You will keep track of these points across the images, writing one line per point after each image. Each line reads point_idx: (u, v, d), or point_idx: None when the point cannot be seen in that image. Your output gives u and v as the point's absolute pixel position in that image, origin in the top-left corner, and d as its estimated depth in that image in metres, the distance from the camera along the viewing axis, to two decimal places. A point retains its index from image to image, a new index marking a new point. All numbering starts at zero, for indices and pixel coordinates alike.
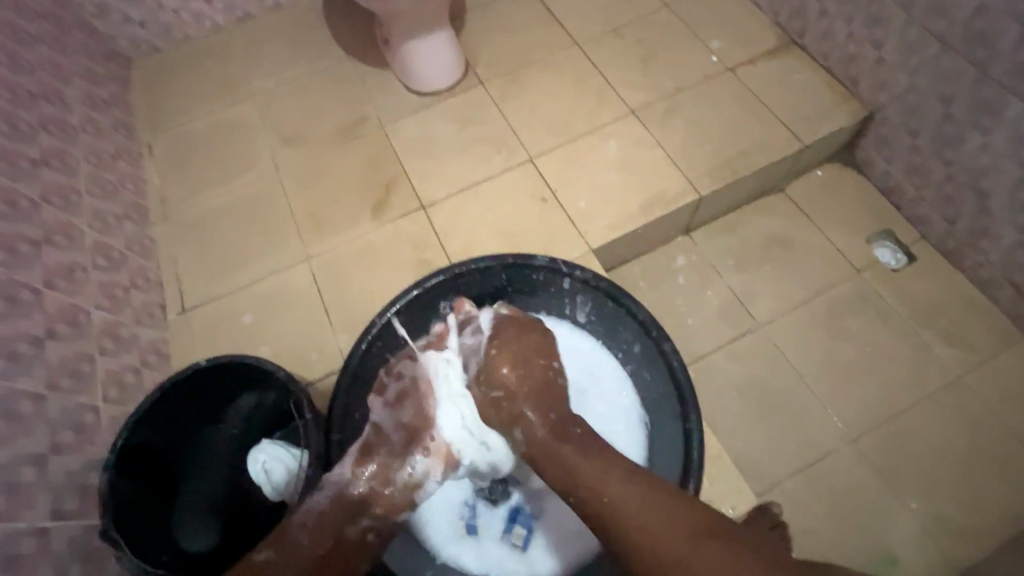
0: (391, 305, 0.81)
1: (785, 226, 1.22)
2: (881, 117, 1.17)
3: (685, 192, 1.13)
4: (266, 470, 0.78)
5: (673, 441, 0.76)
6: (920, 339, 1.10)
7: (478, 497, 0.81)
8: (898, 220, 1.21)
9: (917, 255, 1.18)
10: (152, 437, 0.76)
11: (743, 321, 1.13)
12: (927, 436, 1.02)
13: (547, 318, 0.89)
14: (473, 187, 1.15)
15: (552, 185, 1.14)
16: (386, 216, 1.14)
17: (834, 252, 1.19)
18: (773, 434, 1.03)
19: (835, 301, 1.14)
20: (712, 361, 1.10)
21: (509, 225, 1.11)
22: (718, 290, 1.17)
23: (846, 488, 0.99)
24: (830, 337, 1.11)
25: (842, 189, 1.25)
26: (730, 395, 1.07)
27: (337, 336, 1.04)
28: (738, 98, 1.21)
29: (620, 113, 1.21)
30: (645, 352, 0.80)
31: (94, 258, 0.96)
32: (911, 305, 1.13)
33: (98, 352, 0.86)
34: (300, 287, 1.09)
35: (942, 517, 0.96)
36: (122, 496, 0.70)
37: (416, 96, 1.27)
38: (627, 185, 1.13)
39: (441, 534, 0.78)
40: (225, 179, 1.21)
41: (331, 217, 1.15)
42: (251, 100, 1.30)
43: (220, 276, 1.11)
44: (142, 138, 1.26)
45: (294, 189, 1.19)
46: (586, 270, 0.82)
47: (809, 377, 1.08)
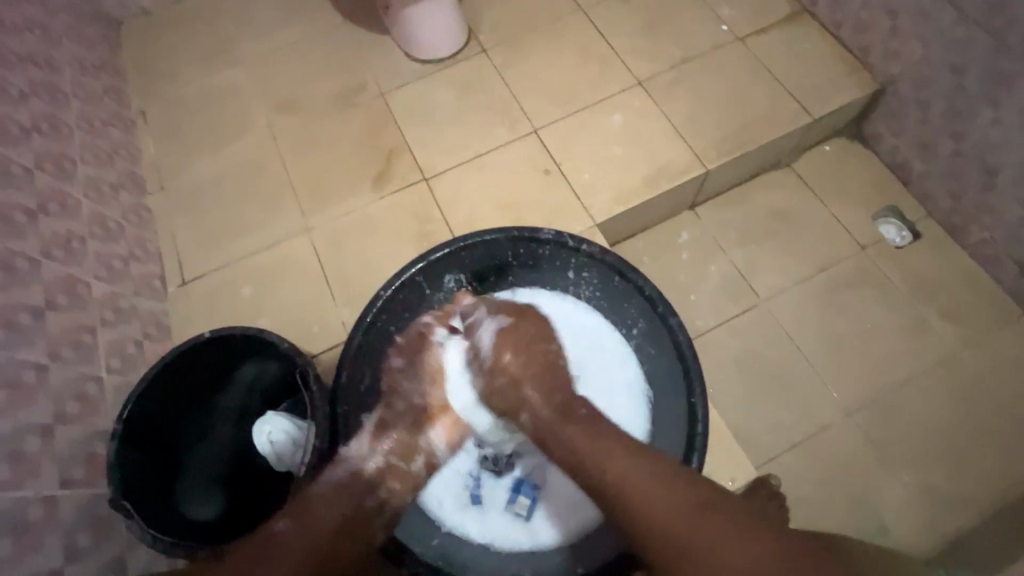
0: (395, 278, 0.79)
1: (791, 201, 1.21)
2: (892, 90, 1.14)
3: (690, 166, 1.11)
4: (272, 441, 0.78)
5: (675, 413, 0.77)
6: (921, 316, 1.11)
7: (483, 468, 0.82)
8: (903, 196, 1.20)
9: (921, 232, 1.17)
10: (157, 409, 0.76)
11: (745, 297, 1.13)
12: (923, 411, 1.03)
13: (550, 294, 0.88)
14: (476, 158, 1.13)
15: (556, 157, 1.12)
16: (387, 187, 1.12)
17: (838, 228, 1.18)
18: (772, 408, 1.04)
19: (837, 278, 1.14)
20: (714, 336, 1.11)
21: (512, 197, 1.09)
22: (721, 265, 1.16)
23: (842, 461, 1.00)
24: (832, 313, 1.11)
25: (849, 164, 1.23)
26: (730, 369, 1.08)
27: (339, 308, 1.03)
28: (747, 68, 1.18)
29: (626, 83, 1.18)
30: (649, 328, 0.81)
31: (91, 228, 0.94)
32: (913, 282, 1.13)
33: (98, 323, 0.85)
34: (300, 259, 1.08)
35: (933, 489, 0.98)
36: (129, 465, 0.71)
37: (416, 63, 1.23)
38: (632, 157, 1.11)
39: (448, 502, 0.80)
40: (220, 148, 1.18)
41: (330, 187, 1.13)
42: (245, 65, 1.26)
43: (219, 248, 1.09)
44: (134, 105, 1.22)
45: (291, 158, 1.16)
46: (593, 244, 0.81)
47: (809, 352, 1.09)
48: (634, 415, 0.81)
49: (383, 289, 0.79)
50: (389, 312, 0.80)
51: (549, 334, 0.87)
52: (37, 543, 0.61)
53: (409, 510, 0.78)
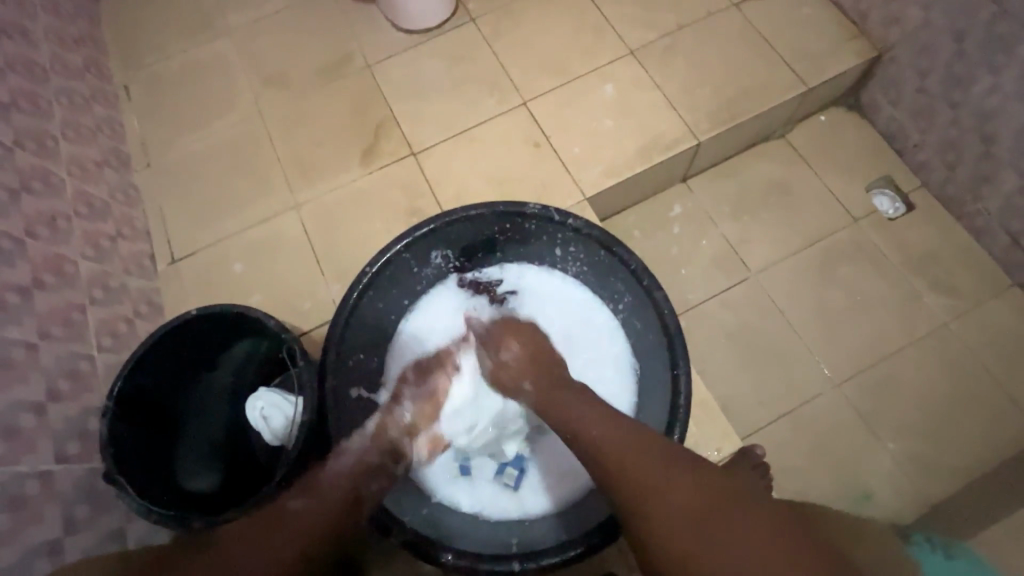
0: (380, 255, 0.78)
1: (784, 173, 1.19)
2: (890, 57, 1.12)
3: (683, 137, 1.09)
4: (264, 417, 0.80)
5: (659, 386, 0.77)
6: (911, 287, 1.11)
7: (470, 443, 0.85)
8: (898, 167, 1.19)
9: (915, 203, 1.16)
10: (147, 386, 0.77)
11: (736, 271, 1.13)
12: (910, 382, 1.04)
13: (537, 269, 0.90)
14: (465, 131, 1.12)
15: (546, 130, 1.10)
16: (375, 162, 1.11)
17: (832, 200, 1.17)
18: (761, 380, 1.05)
19: (829, 250, 1.14)
20: (704, 309, 1.11)
21: (502, 171, 1.08)
22: (713, 238, 1.16)
23: (828, 431, 1.02)
24: (822, 285, 1.12)
25: (845, 135, 1.22)
26: (720, 342, 1.08)
27: (329, 285, 1.03)
28: (742, 36, 1.15)
29: (618, 53, 1.15)
30: (636, 302, 0.80)
31: (76, 206, 0.93)
32: (905, 254, 1.13)
33: (88, 301, 0.86)
34: (289, 236, 1.07)
35: (917, 457, 1.00)
36: (122, 440, 0.72)
37: (403, 34, 1.20)
38: (623, 130, 1.10)
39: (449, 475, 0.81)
40: (206, 123, 1.16)
41: (318, 163, 1.12)
42: (229, 38, 1.23)
43: (208, 225, 1.09)
44: (116, 79, 1.20)
45: (278, 133, 1.15)
46: (579, 219, 0.79)
47: (798, 325, 1.09)
48: (621, 385, 0.83)
49: (368, 266, 0.78)
50: (377, 288, 0.80)
51: (537, 306, 0.90)
52: (35, 516, 0.62)
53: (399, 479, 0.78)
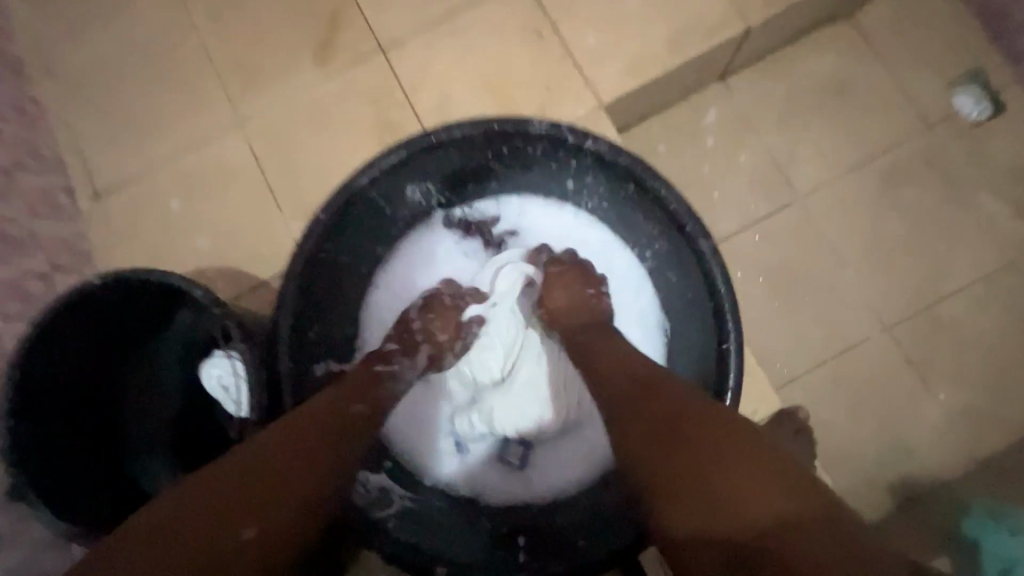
0: (338, 195, 0.59)
1: (847, 67, 0.96)
2: None
3: (728, 20, 0.85)
4: (223, 387, 0.67)
5: (699, 354, 0.62)
6: (987, 212, 0.93)
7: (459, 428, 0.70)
8: (990, 56, 0.95)
9: (1005, 104, 0.94)
10: (65, 371, 0.64)
11: (779, 193, 0.94)
12: (973, 322, 0.90)
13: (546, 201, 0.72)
14: (446, 18, 0.86)
15: (551, 14, 0.85)
16: (334, 63, 0.87)
17: (903, 101, 0.95)
18: (800, 323, 0.91)
19: (893, 166, 0.94)
20: (738, 241, 0.94)
21: (495, 72, 0.85)
22: (753, 153, 0.95)
23: (873, 379, 0.89)
24: (881, 209, 0.93)
25: (928, 14, 0.96)
26: (755, 280, 0.93)
27: (287, 224, 0.85)
28: None
29: None
30: (672, 249, 0.63)
31: None
32: (984, 168, 0.93)
33: None
34: (234, 161, 0.87)
35: (970, 407, 0.88)
36: (38, 442, 0.61)
37: None
38: (651, 11, 0.85)
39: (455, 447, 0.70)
40: (114, 13, 0.90)
41: (261, 64, 0.88)
42: None
43: (131, 150, 0.88)
44: None
45: (208, 25, 0.89)
46: (600, 140, 0.60)
47: (848, 257, 0.93)
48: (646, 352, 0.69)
49: (323, 211, 0.59)
50: (338, 237, 0.62)
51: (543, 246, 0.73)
52: None
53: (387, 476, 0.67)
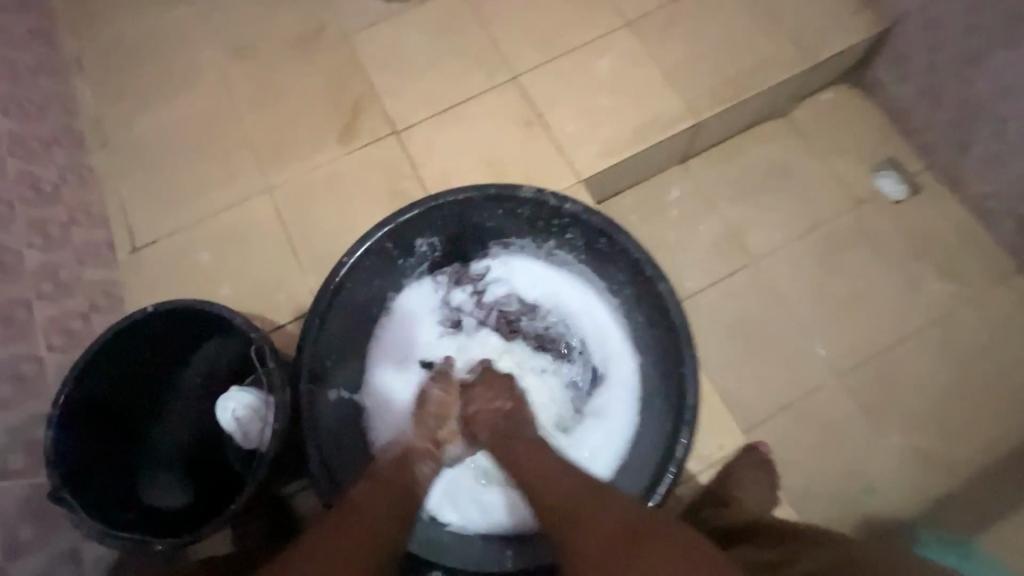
0: (359, 244, 0.71)
1: (787, 154, 1.14)
2: (900, 31, 1.06)
3: (683, 114, 1.03)
4: (236, 419, 0.72)
5: (664, 381, 0.72)
6: (916, 273, 1.07)
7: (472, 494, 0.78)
8: (904, 147, 1.14)
9: (920, 186, 1.12)
10: (104, 388, 0.70)
11: (736, 256, 1.08)
12: (915, 370, 1.01)
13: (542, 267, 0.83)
14: (450, 109, 1.04)
15: (537, 107, 1.03)
16: (354, 141, 1.03)
17: (835, 182, 1.12)
18: (763, 371, 1.01)
19: (831, 235, 1.09)
20: (703, 297, 1.06)
21: (491, 151, 1.01)
22: (712, 223, 1.10)
23: (832, 422, 0.98)
24: (825, 271, 1.07)
25: (849, 114, 1.16)
26: (720, 331, 1.04)
27: (305, 274, 0.96)
28: (745, 7, 1.08)
29: (615, 24, 1.08)
30: (639, 293, 0.74)
31: (19, 189, 0.84)
32: (908, 238, 1.09)
33: (35, 296, 0.78)
34: (262, 220, 0.99)
35: (922, 449, 0.97)
36: (76, 454, 0.66)
37: (383, 2, 1.11)
38: (620, 107, 1.03)
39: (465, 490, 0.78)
40: (167, 99, 1.07)
41: (292, 141, 1.03)
42: (191, 4, 1.12)
43: (171, 211, 1.00)
44: (66, 49, 1.09)
45: (247, 110, 1.05)
46: (577, 203, 0.73)
47: (801, 313, 1.05)
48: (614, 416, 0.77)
49: (345, 256, 0.71)
50: (355, 281, 0.73)
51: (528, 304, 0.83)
52: None
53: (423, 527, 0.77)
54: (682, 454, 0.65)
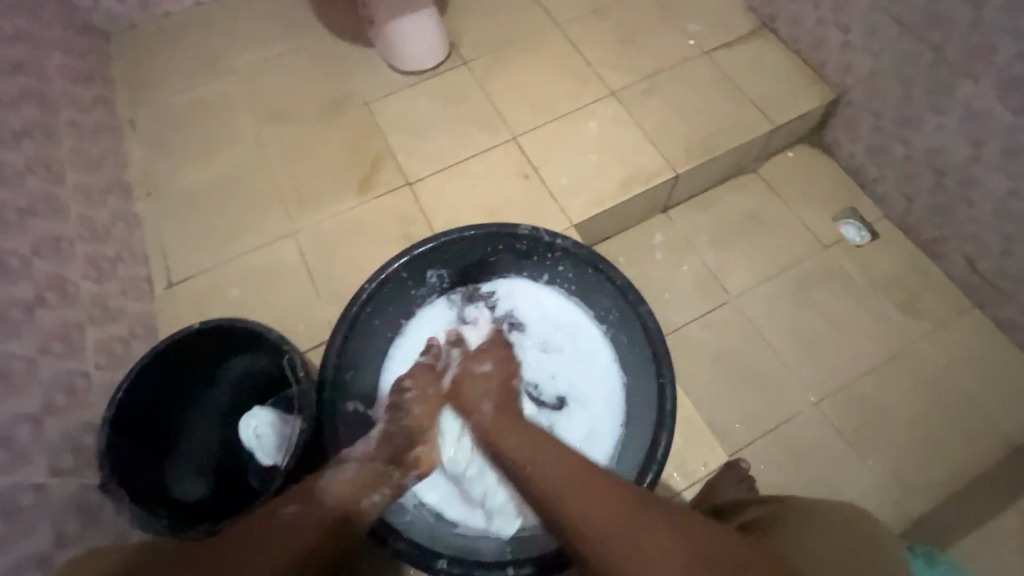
0: (380, 272, 0.81)
1: (757, 204, 1.27)
2: (847, 100, 1.22)
3: (662, 169, 1.17)
4: (258, 436, 0.80)
5: (646, 394, 0.80)
6: (880, 309, 1.17)
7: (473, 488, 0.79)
8: (861, 198, 1.28)
9: (879, 232, 1.25)
10: (148, 395, 0.77)
11: (715, 294, 1.19)
12: (885, 398, 1.10)
13: (551, 297, 0.92)
14: (456, 164, 1.18)
15: (534, 162, 1.17)
16: (371, 191, 1.16)
17: (802, 228, 1.25)
18: (744, 399, 1.10)
19: (801, 275, 1.21)
20: (687, 331, 1.16)
21: (493, 200, 1.14)
22: (693, 264, 1.22)
23: (810, 447, 1.06)
24: (797, 307, 1.18)
25: (811, 170, 1.31)
26: (704, 362, 1.13)
27: (324, 307, 1.06)
28: (712, 80, 1.25)
29: (600, 94, 1.25)
30: (622, 316, 0.84)
31: (80, 230, 0.96)
32: (870, 278, 1.20)
33: (87, 321, 0.87)
34: (287, 260, 1.11)
35: (896, 472, 1.04)
36: (121, 453, 0.72)
37: (400, 76, 1.28)
38: (606, 163, 1.17)
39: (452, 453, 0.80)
40: (208, 155, 1.21)
41: (317, 191, 1.17)
42: (233, 77, 1.30)
43: (206, 251, 1.11)
44: (122, 113, 1.25)
45: (278, 164, 1.20)
46: (566, 238, 0.84)
47: (778, 345, 1.14)
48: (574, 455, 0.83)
49: (367, 282, 0.81)
50: (374, 305, 0.83)
51: (540, 328, 0.92)
52: (28, 527, 0.62)
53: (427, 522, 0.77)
54: (662, 455, 0.72)
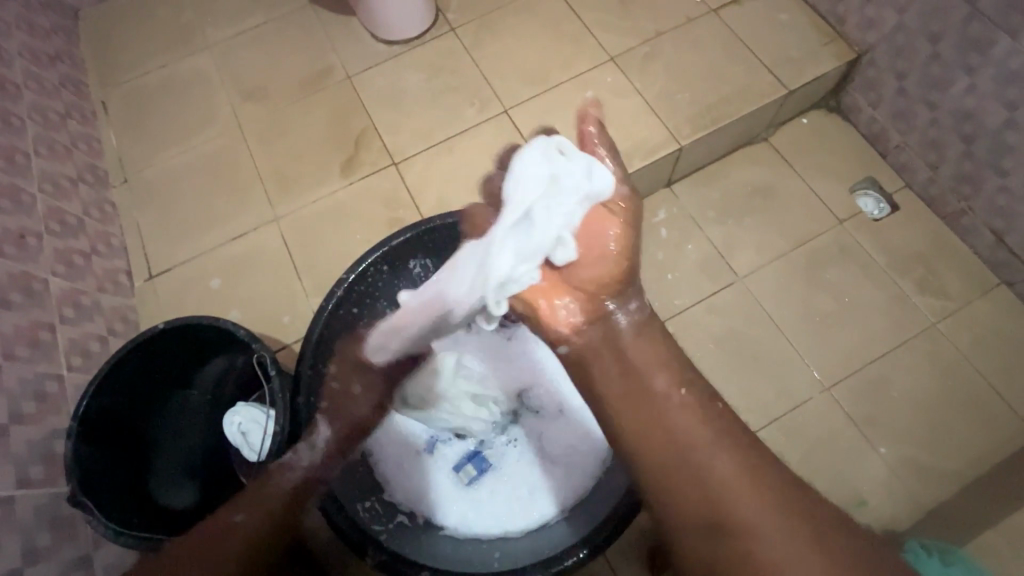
0: (360, 262, 0.78)
1: (768, 176, 1.19)
2: (869, 59, 1.12)
3: (665, 142, 1.09)
4: (243, 432, 0.76)
5: None
6: (899, 288, 1.10)
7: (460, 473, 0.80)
8: (882, 168, 1.19)
9: (900, 204, 1.16)
10: (119, 401, 0.75)
11: (723, 275, 1.12)
12: (901, 383, 1.04)
13: None
14: (446, 141, 1.11)
15: (528, 138, 1.10)
16: (357, 173, 1.09)
17: (817, 202, 1.17)
18: (751, 385, 1.05)
19: (815, 252, 1.13)
20: (691, 314, 1.10)
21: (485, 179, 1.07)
22: (699, 243, 1.15)
23: (820, 434, 1.02)
24: (809, 287, 1.11)
25: (826, 137, 1.21)
26: (708, 347, 1.08)
27: (309, 297, 1.01)
28: (721, 41, 1.15)
29: (599, 60, 1.15)
30: None
31: (48, 223, 0.91)
32: (889, 254, 1.13)
33: (59, 321, 0.84)
34: (269, 248, 1.05)
35: (910, 461, 1.00)
36: (92, 462, 0.71)
37: (385, 47, 1.20)
38: (606, 137, 1.09)
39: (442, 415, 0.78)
40: (183, 137, 1.15)
41: (298, 174, 1.10)
42: (208, 51, 1.22)
43: (184, 240, 1.06)
44: (93, 96, 1.18)
45: (257, 145, 1.13)
46: None
47: (788, 328, 1.08)
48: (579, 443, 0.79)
49: (347, 273, 0.77)
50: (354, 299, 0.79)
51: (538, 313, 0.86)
52: None
53: (412, 528, 0.74)
54: None
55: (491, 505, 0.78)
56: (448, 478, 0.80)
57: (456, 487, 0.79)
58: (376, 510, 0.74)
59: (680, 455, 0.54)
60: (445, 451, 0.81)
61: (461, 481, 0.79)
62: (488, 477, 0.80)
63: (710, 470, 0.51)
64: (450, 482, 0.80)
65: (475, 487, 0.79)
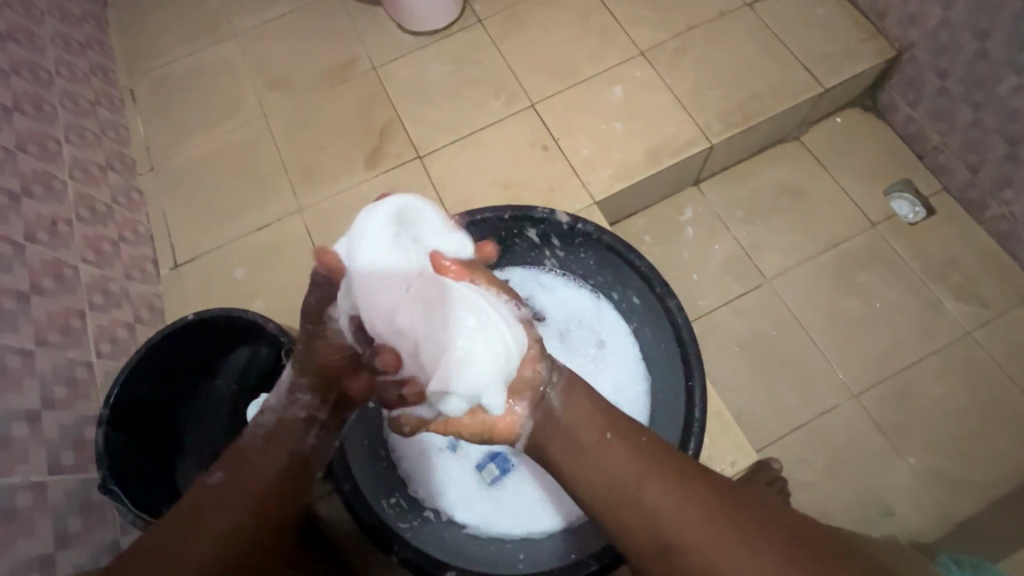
0: None
1: (798, 175, 1.16)
2: (909, 57, 1.08)
3: (695, 140, 1.06)
4: None
5: (670, 397, 0.75)
6: (933, 294, 1.07)
7: (479, 474, 0.79)
8: (918, 170, 1.15)
9: (936, 208, 1.12)
10: (148, 389, 0.76)
11: (750, 277, 1.10)
12: (932, 393, 1.01)
13: (569, 286, 0.86)
14: (470, 134, 1.09)
15: (554, 133, 1.08)
16: (380, 164, 1.09)
17: (849, 204, 1.14)
18: (776, 390, 1.03)
19: (846, 256, 1.10)
20: (716, 316, 1.08)
21: (509, 174, 1.06)
22: (725, 242, 1.13)
23: (846, 441, 1.00)
24: (838, 291, 1.08)
25: (861, 137, 1.18)
26: (733, 350, 1.06)
27: None
28: (755, 36, 1.12)
29: (629, 54, 1.13)
30: (645, 308, 0.79)
31: (77, 210, 0.92)
32: (924, 259, 1.09)
33: (88, 307, 0.85)
34: (293, 238, 1.05)
35: (939, 472, 0.98)
36: (122, 449, 0.71)
37: (410, 37, 1.18)
38: (633, 133, 1.07)
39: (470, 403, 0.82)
40: (208, 127, 1.15)
41: (321, 165, 1.10)
42: (234, 40, 1.22)
43: (209, 230, 1.07)
44: (121, 83, 1.19)
45: (283, 136, 1.13)
46: (588, 223, 0.79)
47: (815, 333, 1.06)
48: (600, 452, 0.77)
49: None
50: None
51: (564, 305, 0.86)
52: (27, 528, 0.61)
53: (437, 528, 0.74)
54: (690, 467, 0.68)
55: (512, 507, 0.77)
56: (470, 479, 0.79)
57: (476, 488, 0.78)
58: (401, 507, 0.74)
59: (634, 512, 0.48)
60: (462, 452, 0.80)
61: (482, 483, 0.78)
62: (508, 479, 0.79)
63: (669, 520, 0.47)
64: (470, 483, 0.78)
65: (495, 489, 0.78)
